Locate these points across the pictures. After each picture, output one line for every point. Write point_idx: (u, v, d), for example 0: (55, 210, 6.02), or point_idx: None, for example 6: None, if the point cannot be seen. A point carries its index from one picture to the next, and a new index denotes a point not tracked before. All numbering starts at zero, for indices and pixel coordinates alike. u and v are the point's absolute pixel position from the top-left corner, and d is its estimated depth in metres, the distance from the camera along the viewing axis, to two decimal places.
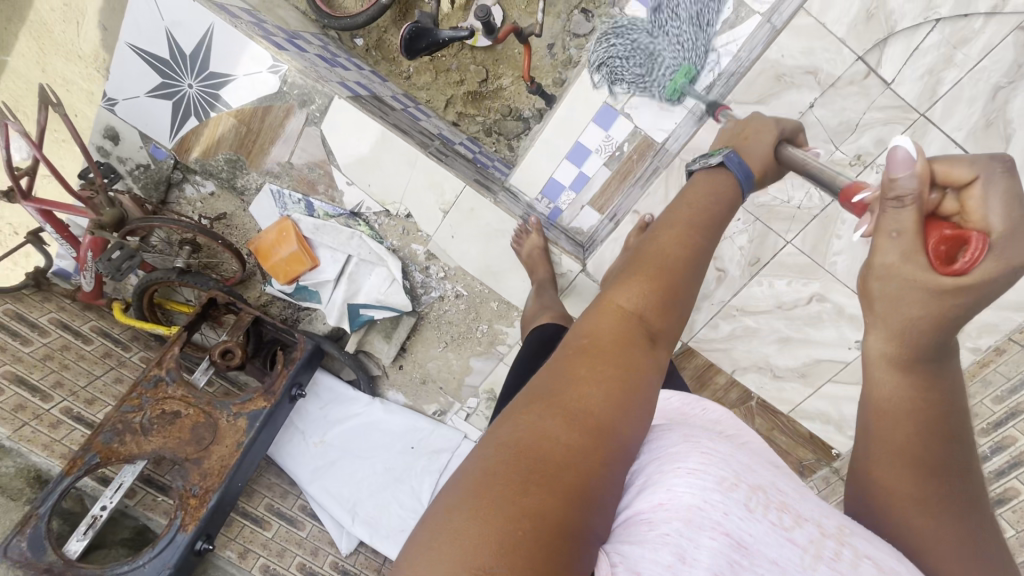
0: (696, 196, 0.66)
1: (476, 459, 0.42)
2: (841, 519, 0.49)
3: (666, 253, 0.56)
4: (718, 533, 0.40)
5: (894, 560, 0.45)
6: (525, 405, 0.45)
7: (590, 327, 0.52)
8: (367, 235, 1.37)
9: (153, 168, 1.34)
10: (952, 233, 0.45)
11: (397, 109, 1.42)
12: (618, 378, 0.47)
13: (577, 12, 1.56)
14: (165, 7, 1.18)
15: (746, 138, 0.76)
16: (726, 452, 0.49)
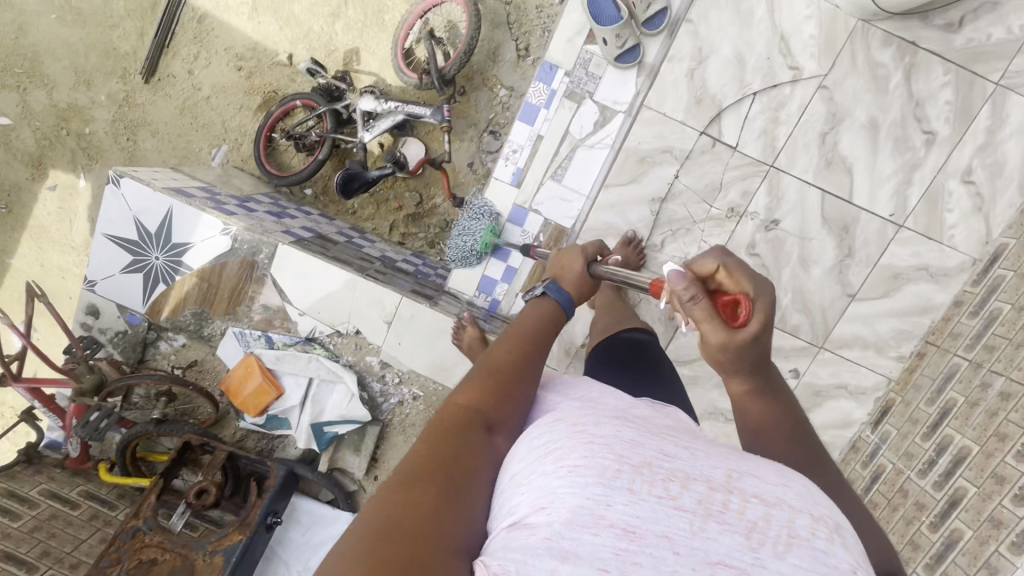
0: (528, 322, 0.84)
1: (342, 546, 0.47)
2: (730, 460, 0.54)
3: (499, 360, 0.73)
4: (603, 527, 0.45)
5: (784, 493, 0.50)
6: (390, 486, 0.52)
7: (435, 427, 0.62)
8: (323, 356, 1.49)
9: (130, 332, 1.50)
10: (729, 297, 0.74)
11: (341, 242, 1.63)
12: (458, 460, 0.56)
13: (486, 134, 1.82)
14: (132, 199, 1.41)
15: (562, 267, 1.02)
16: (612, 432, 0.52)
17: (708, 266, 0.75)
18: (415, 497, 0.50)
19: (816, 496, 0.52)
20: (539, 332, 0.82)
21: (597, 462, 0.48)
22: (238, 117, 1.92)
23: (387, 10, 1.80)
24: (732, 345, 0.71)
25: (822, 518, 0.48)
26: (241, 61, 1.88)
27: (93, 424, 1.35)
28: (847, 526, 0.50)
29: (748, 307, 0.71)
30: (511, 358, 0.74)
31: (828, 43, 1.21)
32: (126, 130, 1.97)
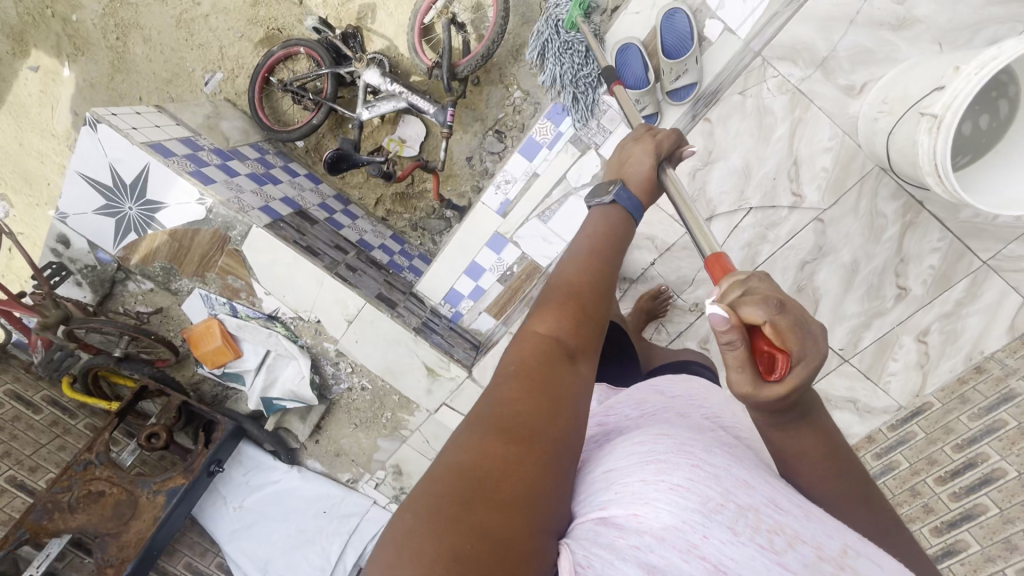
0: (583, 238, 0.73)
1: (429, 483, 0.46)
2: (850, 531, 0.46)
3: (580, 281, 0.66)
4: (692, 557, 0.41)
5: None
6: (479, 430, 0.49)
7: (517, 353, 0.59)
8: (283, 335, 1.56)
9: (99, 269, 1.53)
10: (770, 350, 0.49)
11: (320, 221, 1.65)
12: (547, 397, 0.53)
13: (490, 134, 1.73)
14: (109, 147, 1.38)
15: (624, 166, 0.80)
16: (722, 465, 0.48)
17: (754, 315, 0.49)
18: (508, 454, 0.47)
19: None
20: (621, 247, 0.71)
21: (704, 489, 0.44)
22: (238, 47, 1.79)
23: None
24: (768, 409, 0.50)
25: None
26: None
27: (53, 361, 1.57)
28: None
29: (789, 362, 0.49)
30: (587, 271, 0.67)
31: (838, 178, 1.16)
32: (117, 28, 1.83)
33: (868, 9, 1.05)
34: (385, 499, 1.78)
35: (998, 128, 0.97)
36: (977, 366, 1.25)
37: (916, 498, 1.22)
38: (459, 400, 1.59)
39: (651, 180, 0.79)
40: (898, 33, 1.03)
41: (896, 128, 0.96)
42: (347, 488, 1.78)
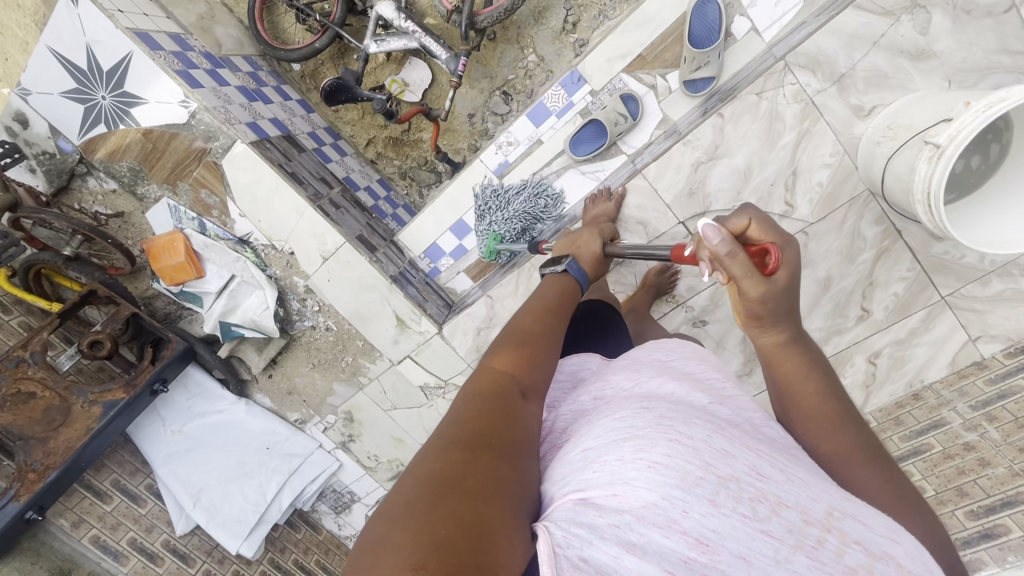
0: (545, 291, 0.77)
1: (396, 502, 0.41)
2: (834, 495, 0.47)
3: (526, 326, 0.67)
4: (673, 532, 0.39)
5: (887, 541, 0.44)
6: (442, 448, 0.45)
7: (472, 388, 0.56)
8: (252, 262, 1.49)
9: (58, 159, 1.40)
10: (759, 250, 0.63)
11: (308, 150, 1.57)
12: (505, 418, 0.51)
13: (497, 94, 1.68)
14: (89, 27, 1.27)
15: (579, 246, 0.94)
16: (702, 436, 0.44)
17: (737, 222, 0.65)
18: (473, 462, 0.44)
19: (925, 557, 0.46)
20: (561, 300, 0.74)
21: (683, 464, 0.41)
22: None
23: None
24: (768, 296, 0.63)
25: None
26: None
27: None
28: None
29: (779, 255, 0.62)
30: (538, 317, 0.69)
31: (830, 194, 1.18)
32: None
33: (893, 35, 1.08)
34: (331, 444, 1.77)
35: (987, 171, 1.02)
36: (915, 393, 1.30)
37: None
38: (424, 355, 1.58)
39: (602, 256, 0.93)
40: (914, 63, 1.07)
41: (896, 154, 0.99)
42: (294, 428, 1.75)
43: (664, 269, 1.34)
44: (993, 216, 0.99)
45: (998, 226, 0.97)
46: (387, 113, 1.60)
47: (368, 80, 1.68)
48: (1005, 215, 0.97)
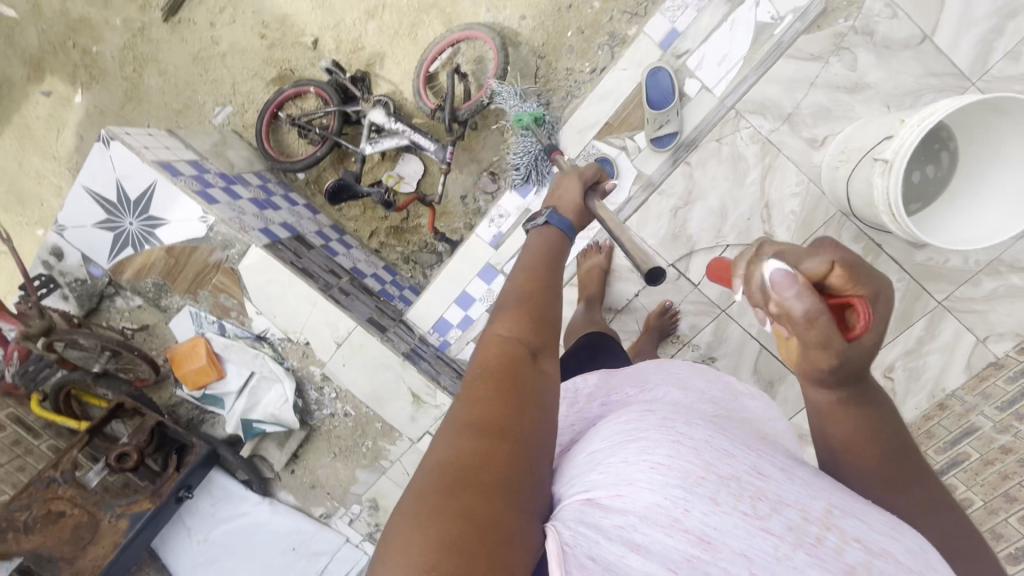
0: (545, 235, 0.79)
1: (414, 488, 0.45)
2: (833, 495, 0.48)
3: (530, 282, 0.68)
4: (676, 531, 0.42)
5: (886, 536, 0.44)
6: (453, 430, 0.48)
7: (481, 357, 0.58)
8: (270, 357, 1.56)
9: (89, 283, 1.53)
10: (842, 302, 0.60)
11: (316, 247, 1.70)
12: (514, 388, 0.52)
13: (485, 175, 1.84)
14: (118, 163, 1.43)
15: (558, 194, 0.86)
16: (703, 437, 0.47)
17: (818, 269, 0.61)
18: (483, 445, 0.46)
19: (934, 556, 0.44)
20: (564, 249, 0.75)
21: (684, 465, 0.44)
22: (249, 84, 1.89)
23: (423, 26, 1.78)
24: (851, 351, 0.60)
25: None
26: (266, 30, 1.85)
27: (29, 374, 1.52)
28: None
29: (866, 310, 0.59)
30: (542, 271, 0.70)
31: (805, 219, 1.27)
32: (134, 61, 1.93)
33: (827, 75, 1.19)
34: (358, 537, 1.71)
35: (945, 177, 1.08)
36: (940, 403, 1.35)
37: None
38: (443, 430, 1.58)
39: (585, 205, 0.85)
40: (852, 96, 1.19)
41: (853, 175, 1.08)
42: (320, 523, 1.70)
43: (664, 310, 1.37)
44: (978, 217, 1.03)
45: (988, 226, 1.01)
46: (385, 203, 1.73)
47: (366, 178, 1.85)
48: (987, 213, 1.01)
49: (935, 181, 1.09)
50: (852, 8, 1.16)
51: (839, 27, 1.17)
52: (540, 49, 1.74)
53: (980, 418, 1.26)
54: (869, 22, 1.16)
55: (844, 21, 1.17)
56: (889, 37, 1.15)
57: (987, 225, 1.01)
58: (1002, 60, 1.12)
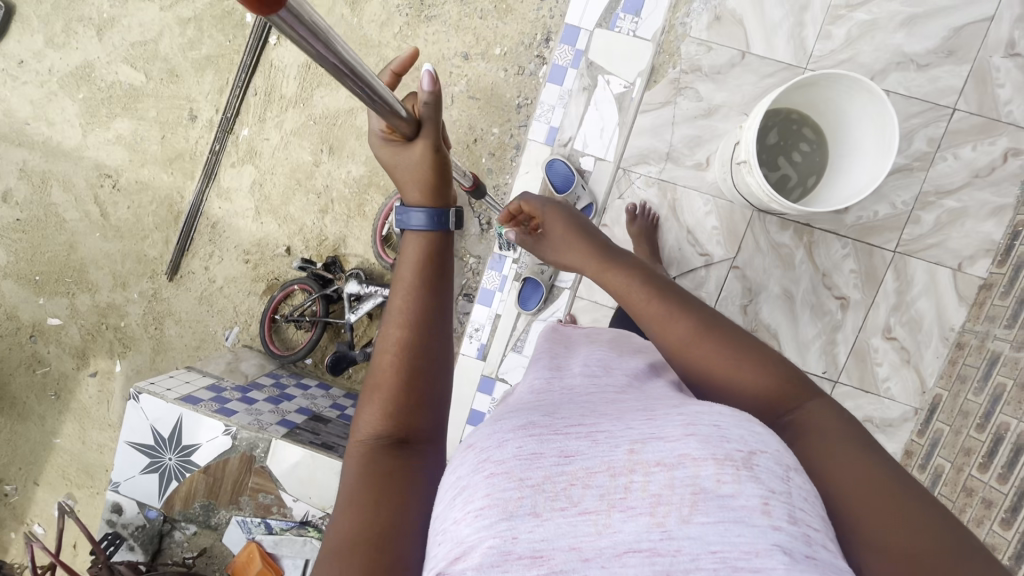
0: (403, 276, 0.80)
1: None
2: (639, 427, 0.55)
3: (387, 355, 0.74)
4: (512, 561, 0.46)
5: (684, 449, 0.50)
6: (329, 558, 0.57)
7: (353, 462, 0.67)
8: (317, 538, 1.62)
9: (148, 525, 1.68)
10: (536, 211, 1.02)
11: (333, 419, 1.83)
12: (376, 497, 0.62)
13: (462, 297, 2.01)
14: (150, 411, 1.63)
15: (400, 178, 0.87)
16: (512, 451, 0.53)
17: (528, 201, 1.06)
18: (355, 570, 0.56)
19: (727, 432, 0.51)
20: (415, 288, 0.78)
21: (501, 498, 0.49)
22: (247, 303, 2.20)
23: (367, 202, 2.08)
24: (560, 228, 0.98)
25: (726, 460, 0.48)
26: (248, 256, 2.18)
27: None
28: (765, 452, 0.49)
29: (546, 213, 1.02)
30: (400, 353, 0.73)
31: (729, 231, 1.37)
32: (155, 320, 2.27)
33: (680, 112, 1.35)
34: None
35: (819, 144, 1.18)
36: (958, 344, 1.30)
37: (973, 496, 1.10)
38: None
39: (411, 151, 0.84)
40: (711, 118, 1.34)
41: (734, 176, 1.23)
42: None
43: None
44: (866, 167, 1.10)
45: (873, 172, 1.08)
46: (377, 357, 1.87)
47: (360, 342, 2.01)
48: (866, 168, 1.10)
49: (811, 155, 1.19)
50: (673, 58, 1.35)
51: (671, 75, 1.35)
52: None
53: (997, 343, 1.19)
54: (692, 61, 1.33)
55: (672, 69, 1.35)
56: (714, 64, 1.32)
57: (869, 175, 1.10)
58: (817, 42, 1.28)
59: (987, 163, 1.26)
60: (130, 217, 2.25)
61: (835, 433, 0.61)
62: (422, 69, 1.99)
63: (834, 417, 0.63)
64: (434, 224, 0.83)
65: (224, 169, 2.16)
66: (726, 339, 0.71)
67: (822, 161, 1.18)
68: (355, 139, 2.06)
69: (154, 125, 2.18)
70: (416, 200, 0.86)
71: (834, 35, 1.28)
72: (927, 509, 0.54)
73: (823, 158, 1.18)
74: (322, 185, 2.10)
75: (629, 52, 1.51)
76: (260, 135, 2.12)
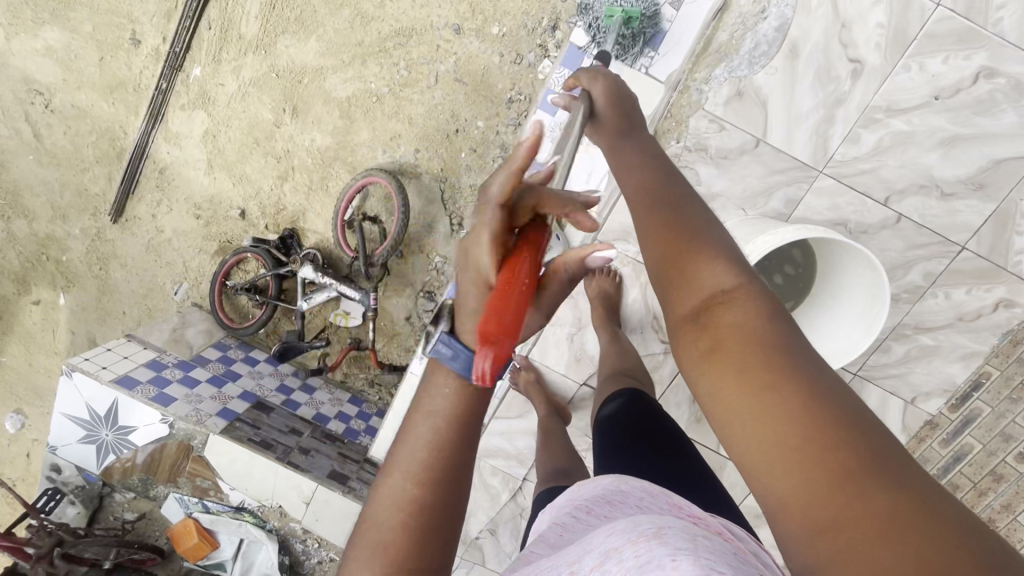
0: (413, 445, 0.61)
1: None
2: (576, 550, 0.61)
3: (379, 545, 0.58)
4: None
5: (609, 545, 0.57)
6: None
7: None
8: (252, 523, 1.69)
9: (88, 487, 1.74)
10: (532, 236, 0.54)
11: (276, 407, 1.85)
12: None
13: (422, 295, 1.93)
14: (83, 389, 1.60)
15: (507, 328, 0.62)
16: None
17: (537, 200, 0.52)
18: None
19: (639, 525, 0.58)
20: (437, 461, 0.60)
21: None
22: (198, 260, 2.08)
23: (331, 178, 1.90)
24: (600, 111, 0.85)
25: (640, 538, 0.55)
26: (199, 211, 2.02)
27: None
28: (673, 526, 0.56)
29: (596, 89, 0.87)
30: (406, 546, 0.58)
31: None
32: (99, 261, 2.13)
33: None
34: None
35: (808, 270, 1.08)
36: None
37: None
38: None
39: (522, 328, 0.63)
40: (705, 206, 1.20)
41: None
42: None
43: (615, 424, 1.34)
44: (838, 327, 1.01)
45: (846, 343, 0.99)
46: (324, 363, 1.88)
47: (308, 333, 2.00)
48: (836, 322, 1.01)
49: (799, 275, 1.09)
50: (680, 128, 1.17)
51: (671, 150, 1.18)
52: (441, 175, 1.83)
53: None
54: (700, 138, 1.16)
55: (675, 142, 1.18)
56: (723, 148, 1.16)
57: (835, 329, 1.02)
58: (842, 145, 1.12)
59: (976, 308, 1.19)
60: (66, 144, 2.02)
61: (752, 337, 0.56)
62: (405, 36, 1.72)
63: (759, 320, 0.57)
64: (488, 370, 0.60)
65: (173, 111, 1.92)
66: (687, 223, 0.67)
67: (808, 285, 1.08)
68: (322, 103, 1.82)
69: (89, 43, 1.87)
70: (475, 341, 0.57)
71: (863, 140, 1.11)
72: (851, 419, 0.50)
73: (809, 282, 1.08)
74: (282, 150, 1.89)
75: (636, 102, 1.21)
76: (213, 78, 1.86)
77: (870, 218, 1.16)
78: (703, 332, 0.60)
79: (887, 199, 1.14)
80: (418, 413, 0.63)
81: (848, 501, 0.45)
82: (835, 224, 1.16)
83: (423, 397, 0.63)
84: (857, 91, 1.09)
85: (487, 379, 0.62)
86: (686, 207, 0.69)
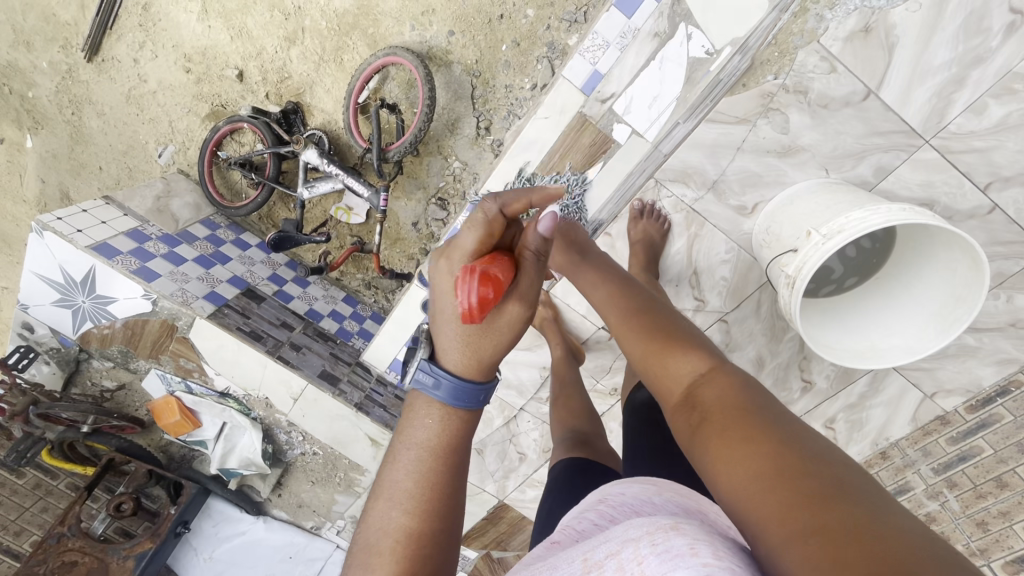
0: (403, 462, 0.60)
1: None
2: (587, 542, 0.47)
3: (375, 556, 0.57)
4: None
5: (626, 532, 0.42)
6: None
7: None
8: (236, 410, 1.66)
9: (63, 350, 1.63)
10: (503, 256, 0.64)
11: (268, 296, 1.76)
12: None
13: (433, 202, 1.76)
14: (57, 250, 1.46)
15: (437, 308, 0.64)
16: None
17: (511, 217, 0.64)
18: None
19: (658, 516, 0.43)
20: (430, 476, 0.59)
21: None
22: (186, 121, 1.84)
23: (347, 50, 1.66)
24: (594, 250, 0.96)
25: (652, 526, 0.41)
26: (190, 64, 1.77)
27: (19, 448, 1.57)
28: (697, 525, 0.42)
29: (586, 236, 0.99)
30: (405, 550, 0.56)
31: (737, 286, 1.20)
32: (71, 103, 1.86)
33: (753, 138, 1.08)
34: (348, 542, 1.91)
35: (882, 248, 0.97)
36: (882, 452, 1.31)
37: None
38: None
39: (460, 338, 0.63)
40: (784, 159, 1.07)
41: (773, 263, 1.00)
42: (311, 534, 1.89)
43: None
44: (903, 321, 0.93)
45: (908, 339, 0.92)
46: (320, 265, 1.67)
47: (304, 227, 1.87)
48: (912, 313, 0.92)
49: (875, 252, 0.98)
50: (783, 60, 1.03)
51: (767, 86, 1.04)
52: (474, 68, 1.60)
53: (916, 477, 1.24)
54: (802, 77, 1.02)
55: (772, 78, 1.04)
56: (826, 93, 1.02)
57: (904, 320, 0.93)
58: (962, 114, 0.97)
59: None
60: None
61: (728, 402, 0.56)
62: None
63: (734, 389, 0.57)
64: (469, 403, 0.61)
65: None
66: (656, 335, 0.71)
67: (879, 264, 0.98)
68: None
69: None
70: (457, 367, 0.62)
71: (987, 113, 0.95)
72: (817, 455, 0.45)
73: (881, 262, 0.98)
74: (293, 6, 1.64)
75: (732, 10, 1.06)
76: None
77: (963, 202, 1.01)
78: (692, 412, 0.58)
79: (988, 184, 0.99)
80: (398, 452, 0.61)
81: (814, 510, 0.39)
82: (922, 204, 1.03)
83: (404, 426, 0.63)
84: (1004, 52, 0.92)
85: (468, 415, 0.62)
86: (670, 324, 0.73)
